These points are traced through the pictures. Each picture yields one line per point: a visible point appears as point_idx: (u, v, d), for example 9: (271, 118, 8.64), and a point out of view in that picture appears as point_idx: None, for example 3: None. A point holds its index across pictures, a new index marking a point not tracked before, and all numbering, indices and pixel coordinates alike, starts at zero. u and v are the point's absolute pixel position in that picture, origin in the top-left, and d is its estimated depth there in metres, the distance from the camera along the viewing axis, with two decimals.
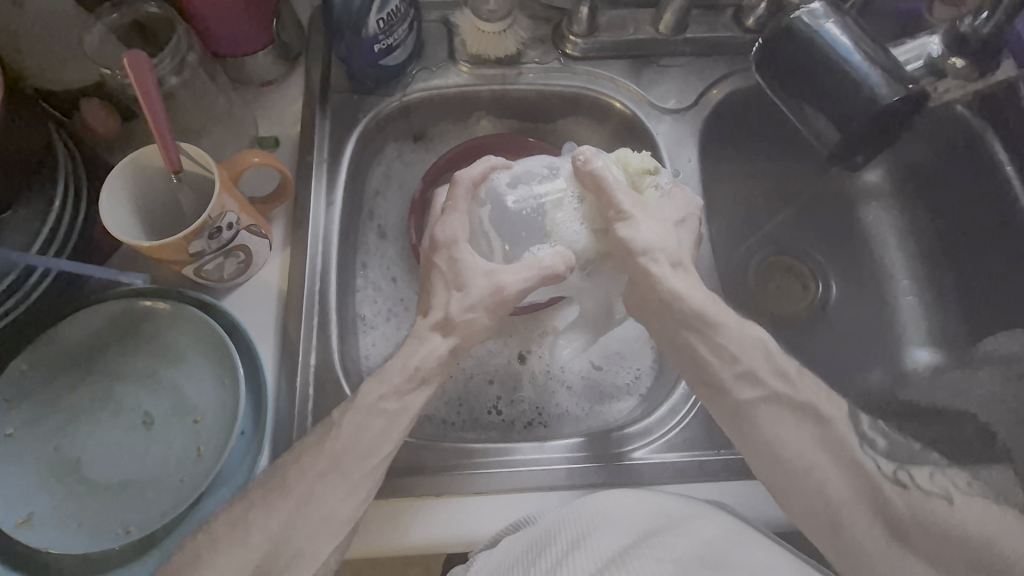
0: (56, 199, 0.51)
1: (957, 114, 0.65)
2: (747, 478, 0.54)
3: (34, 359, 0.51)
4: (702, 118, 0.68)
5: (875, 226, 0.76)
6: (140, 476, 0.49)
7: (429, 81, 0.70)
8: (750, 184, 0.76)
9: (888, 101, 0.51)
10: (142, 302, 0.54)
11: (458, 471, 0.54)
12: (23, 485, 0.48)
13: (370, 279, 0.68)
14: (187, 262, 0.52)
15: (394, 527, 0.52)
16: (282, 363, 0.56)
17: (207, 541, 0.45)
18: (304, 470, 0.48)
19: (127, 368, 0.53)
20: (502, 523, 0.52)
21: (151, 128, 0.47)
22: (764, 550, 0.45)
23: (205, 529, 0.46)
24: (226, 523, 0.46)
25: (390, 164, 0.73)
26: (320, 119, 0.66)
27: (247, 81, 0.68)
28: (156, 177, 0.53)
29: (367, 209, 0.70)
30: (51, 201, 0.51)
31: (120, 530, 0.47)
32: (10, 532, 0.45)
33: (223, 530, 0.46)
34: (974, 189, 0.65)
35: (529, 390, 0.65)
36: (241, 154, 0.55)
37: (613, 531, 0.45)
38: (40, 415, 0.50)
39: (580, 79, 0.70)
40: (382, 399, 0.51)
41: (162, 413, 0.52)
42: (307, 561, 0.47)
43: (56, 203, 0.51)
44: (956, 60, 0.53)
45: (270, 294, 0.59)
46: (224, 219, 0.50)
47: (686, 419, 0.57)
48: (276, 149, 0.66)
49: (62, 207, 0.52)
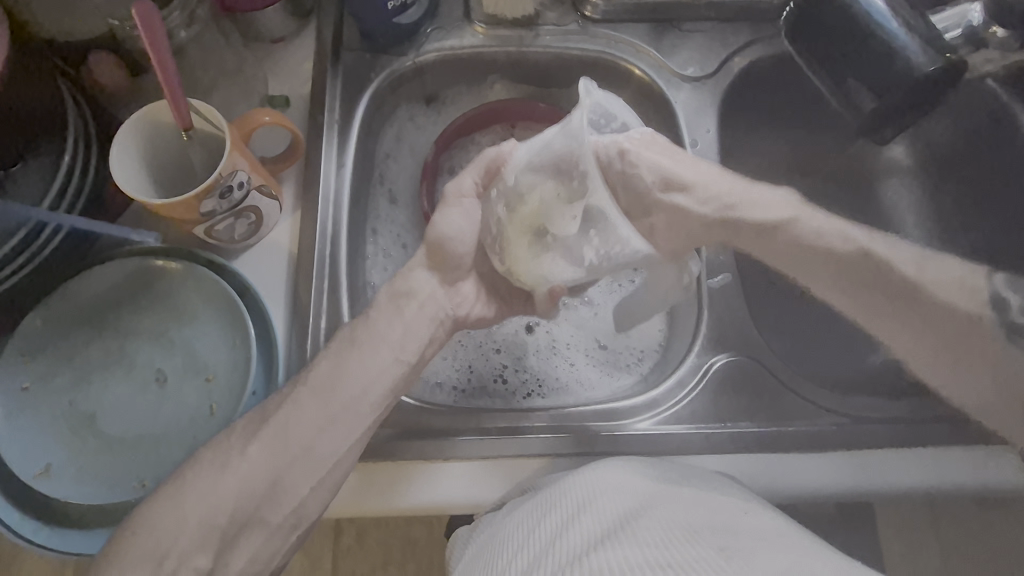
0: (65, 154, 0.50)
1: (988, 89, 0.63)
2: (753, 451, 0.55)
3: (46, 315, 0.52)
4: (723, 86, 0.67)
5: (893, 204, 0.75)
6: (154, 431, 0.50)
7: (443, 42, 0.68)
8: (770, 157, 0.74)
9: (925, 73, 0.49)
10: (154, 262, 0.54)
11: (463, 437, 0.55)
12: (40, 437, 0.49)
13: (380, 246, 0.67)
14: (198, 222, 0.51)
15: (398, 489, 0.53)
16: (293, 324, 0.56)
17: (196, 497, 0.44)
18: (301, 432, 0.47)
19: (139, 326, 0.53)
20: (508, 487, 0.53)
21: (161, 83, 0.46)
22: (772, 516, 0.45)
23: (197, 485, 0.45)
24: (224, 478, 0.45)
25: (402, 127, 0.71)
26: (331, 78, 0.65)
27: (259, 37, 0.65)
28: (169, 135, 0.52)
29: (378, 173, 0.69)
30: (60, 155, 0.50)
31: (134, 483, 0.48)
32: (30, 482, 0.47)
33: (215, 485, 0.45)
34: (998, 169, 0.64)
35: (534, 360, 0.65)
36: (252, 114, 0.54)
37: (621, 497, 0.45)
38: (55, 367, 0.51)
39: (599, 43, 0.68)
40: (393, 355, 0.51)
41: (173, 371, 0.52)
42: (304, 513, 0.47)
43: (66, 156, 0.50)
44: (997, 30, 0.50)
45: (280, 256, 0.59)
46: (235, 178, 0.50)
47: (693, 391, 0.58)
48: (286, 108, 0.63)
49: (72, 161, 0.51)
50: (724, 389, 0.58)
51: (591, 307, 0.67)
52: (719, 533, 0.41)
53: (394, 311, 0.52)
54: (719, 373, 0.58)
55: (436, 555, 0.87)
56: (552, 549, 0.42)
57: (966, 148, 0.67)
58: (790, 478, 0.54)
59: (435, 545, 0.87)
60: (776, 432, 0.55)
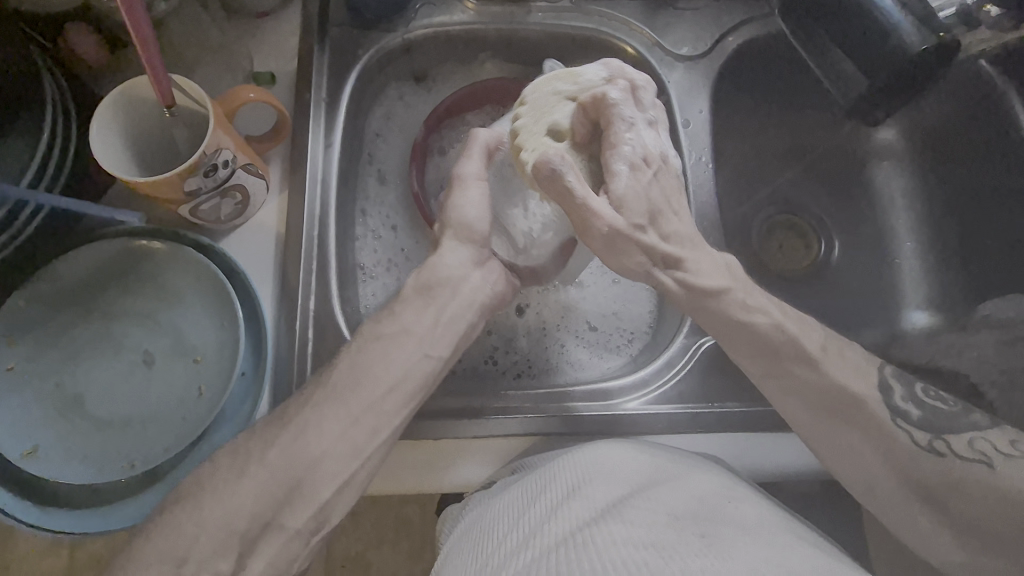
0: (42, 135, 0.49)
1: (982, 70, 0.63)
2: (738, 431, 0.55)
3: (30, 296, 0.51)
4: (716, 67, 0.66)
5: (884, 187, 0.75)
6: (143, 412, 0.50)
7: (433, 18, 0.66)
8: (761, 139, 0.74)
9: (917, 52, 0.49)
10: (138, 242, 0.53)
11: (452, 417, 0.55)
12: (28, 417, 0.48)
13: (370, 227, 0.67)
14: (182, 202, 0.50)
15: (389, 470, 0.54)
16: (282, 305, 0.56)
17: None
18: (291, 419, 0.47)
19: (125, 308, 0.53)
20: (497, 468, 0.54)
21: (141, 58, 0.44)
22: (754, 505, 0.46)
23: None
24: None
25: (391, 106, 0.70)
26: (318, 55, 0.63)
27: (243, 11, 0.63)
28: (150, 110, 0.51)
29: (367, 153, 0.69)
30: (37, 136, 0.49)
31: (123, 464, 0.48)
32: (17, 462, 0.47)
33: None
34: (984, 151, 0.65)
35: (524, 341, 0.65)
36: (237, 90, 0.52)
37: (609, 481, 0.46)
38: (41, 349, 0.51)
39: (592, 21, 0.66)
40: (410, 341, 0.51)
41: (161, 352, 0.52)
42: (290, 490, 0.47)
43: (43, 138, 0.49)
44: (991, 10, 0.50)
45: (269, 236, 0.58)
46: (220, 157, 0.49)
47: (682, 372, 0.58)
48: (272, 86, 0.61)
49: (49, 143, 0.49)
50: (712, 370, 0.58)
51: (582, 289, 0.67)
52: (704, 523, 0.42)
53: (414, 301, 0.52)
54: (707, 354, 0.59)
55: (429, 534, 0.88)
56: (539, 531, 0.42)
57: (958, 131, 0.67)
58: (775, 457, 0.55)
59: (428, 524, 0.88)
60: (763, 412, 0.56)
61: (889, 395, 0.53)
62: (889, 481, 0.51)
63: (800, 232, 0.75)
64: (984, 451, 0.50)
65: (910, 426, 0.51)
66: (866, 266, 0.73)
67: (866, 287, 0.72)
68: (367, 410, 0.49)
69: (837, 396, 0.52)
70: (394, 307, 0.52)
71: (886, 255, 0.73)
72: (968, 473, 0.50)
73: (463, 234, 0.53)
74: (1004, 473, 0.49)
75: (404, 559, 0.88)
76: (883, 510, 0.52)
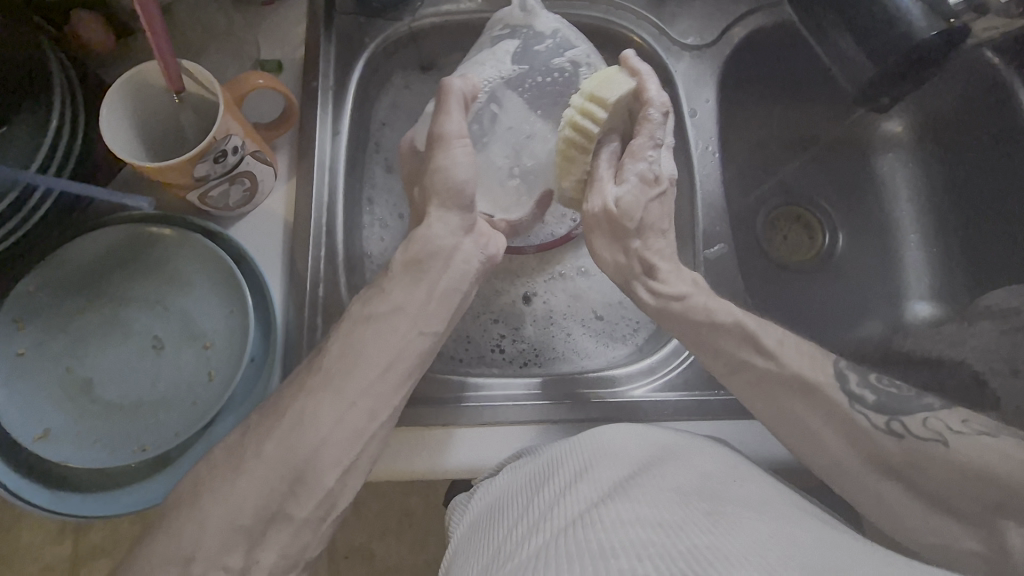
0: (47, 134, 0.48)
1: (986, 59, 0.63)
2: (745, 418, 0.56)
3: (39, 281, 0.51)
4: (723, 56, 0.66)
5: (888, 178, 0.75)
6: (153, 397, 0.50)
7: (439, 6, 0.66)
8: (765, 129, 0.74)
9: (924, 39, 0.49)
10: (147, 227, 0.53)
11: (462, 404, 0.56)
12: (38, 402, 0.49)
13: (376, 215, 0.67)
14: (191, 187, 0.50)
15: (399, 455, 0.54)
16: (290, 292, 0.56)
17: None
18: (303, 405, 0.47)
19: (134, 292, 0.53)
20: (507, 453, 0.54)
21: (150, 43, 0.44)
22: (758, 483, 0.46)
23: None
24: None
25: (397, 95, 0.70)
26: (325, 42, 0.63)
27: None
28: (160, 95, 0.51)
29: (373, 142, 0.69)
30: (43, 134, 0.48)
31: (135, 447, 0.48)
32: (29, 445, 0.47)
33: None
34: (988, 140, 0.65)
35: (530, 330, 0.65)
36: (245, 76, 0.52)
37: (615, 462, 0.46)
38: (50, 333, 0.51)
39: (599, 10, 0.66)
40: (404, 321, 0.51)
41: (170, 337, 0.52)
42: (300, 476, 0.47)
43: (48, 135, 0.48)
44: None
45: (277, 223, 0.58)
46: (229, 143, 0.49)
47: (688, 360, 0.59)
48: (279, 74, 0.62)
49: (56, 140, 0.49)
50: None
51: (588, 278, 0.68)
52: (709, 498, 0.42)
53: (403, 277, 0.51)
54: None
55: (432, 524, 0.89)
56: (547, 511, 0.43)
57: (963, 119, 0.67)
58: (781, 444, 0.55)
59: (432, 514, 0.89)
60: None
61: (846, 383, 0.52)
62: (854, 456, 0.50)
63: (805, 222, 0.75)
64: (939, 430, 0.48)
65: (868, 413, 0.50)
66: (870, 257, 0.74)
67: (870, 277, 0.73)
68: (377, 395, 0.49)
69: (791, 414, 0.52)
70: (382, 285, 0.51)
71: (891, 246, 0.74)
72: (922, 452, 0.48)
73: (448, 200, 0.51)
74: (959, 450, 0.47)
75: (408, 550, 0.89)
76: (845, 489, 0.51)
